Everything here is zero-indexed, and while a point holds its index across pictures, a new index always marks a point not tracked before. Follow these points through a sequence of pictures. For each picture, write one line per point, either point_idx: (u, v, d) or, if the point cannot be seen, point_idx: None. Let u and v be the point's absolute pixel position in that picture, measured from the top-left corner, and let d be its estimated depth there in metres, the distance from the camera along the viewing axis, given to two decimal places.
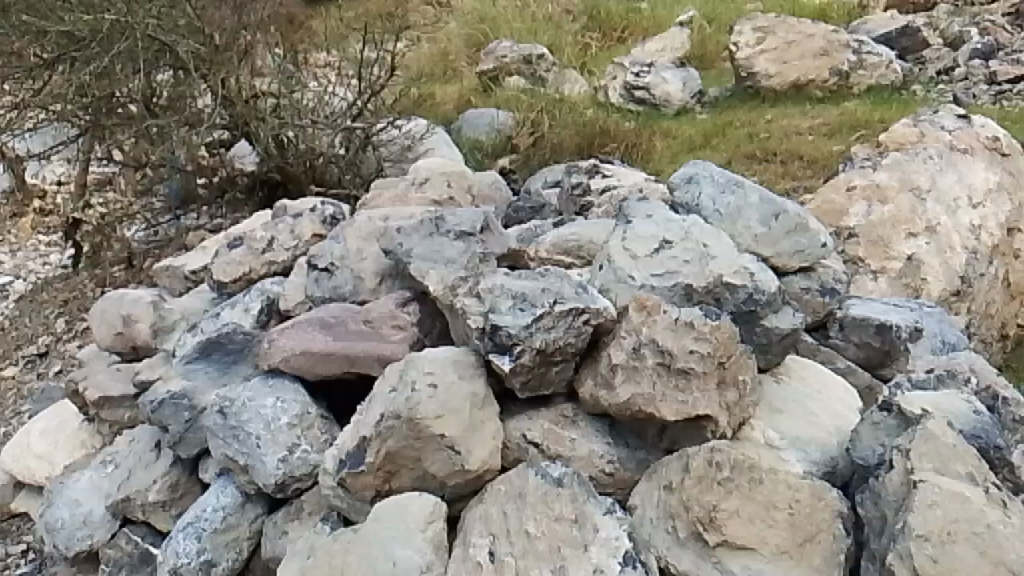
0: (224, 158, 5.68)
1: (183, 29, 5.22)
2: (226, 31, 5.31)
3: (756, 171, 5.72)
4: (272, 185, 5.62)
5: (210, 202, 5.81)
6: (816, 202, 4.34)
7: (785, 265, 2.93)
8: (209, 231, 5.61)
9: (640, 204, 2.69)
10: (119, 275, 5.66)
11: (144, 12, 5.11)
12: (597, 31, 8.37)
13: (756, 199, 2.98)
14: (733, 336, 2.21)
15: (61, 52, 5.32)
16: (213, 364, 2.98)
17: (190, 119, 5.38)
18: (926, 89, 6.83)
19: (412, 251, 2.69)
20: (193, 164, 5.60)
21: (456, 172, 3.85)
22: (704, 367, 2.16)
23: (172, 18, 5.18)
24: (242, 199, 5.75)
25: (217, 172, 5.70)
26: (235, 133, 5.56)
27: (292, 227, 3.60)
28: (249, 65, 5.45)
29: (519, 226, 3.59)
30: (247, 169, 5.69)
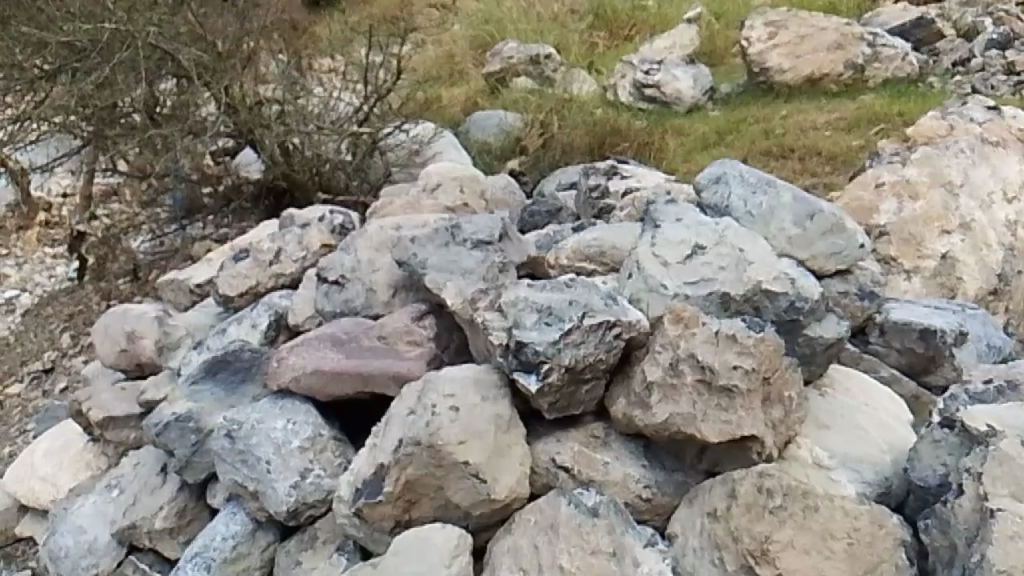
0: (229, 166, 5.60)
1: (185, 36, 5.12)
2: (229, 37, 5.22)
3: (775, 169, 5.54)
4: (278, 193, 5.48)
5: (216, 212, 5.64)
6: (843, 200, 4.17)
7: (821, 267, 2.78)
8: (216, 241, 5.46)
9: (669, 206, 2.53)
10: (125, 288, 5.53)
11: (145, 21, 5.03)
12: (604, 30, 8.20)
13: (789, 199, 2.81)
14: (778, 349, 2.08)
15: (62, 64, 5.21)
16: (220, 384, 2.83)
17: (193, 128, 5.28)
18: (944, 81, 6.63)
19: (427, 262, 2.55)
20: (198, 173, 5.50)
21: (468, 176, 3.70)
22: (748, 384, 2.02)
23: (173, 25, 5.09)
24: (248, 208, 5.60)
25: (222, 181, 5.60)
26: (240, 141, 5.46)
27: (300, 238, 3.47)
28: (254, 72, 5.32)
29: (536, 231, 3.46)
30: (252, 177, 5.56)
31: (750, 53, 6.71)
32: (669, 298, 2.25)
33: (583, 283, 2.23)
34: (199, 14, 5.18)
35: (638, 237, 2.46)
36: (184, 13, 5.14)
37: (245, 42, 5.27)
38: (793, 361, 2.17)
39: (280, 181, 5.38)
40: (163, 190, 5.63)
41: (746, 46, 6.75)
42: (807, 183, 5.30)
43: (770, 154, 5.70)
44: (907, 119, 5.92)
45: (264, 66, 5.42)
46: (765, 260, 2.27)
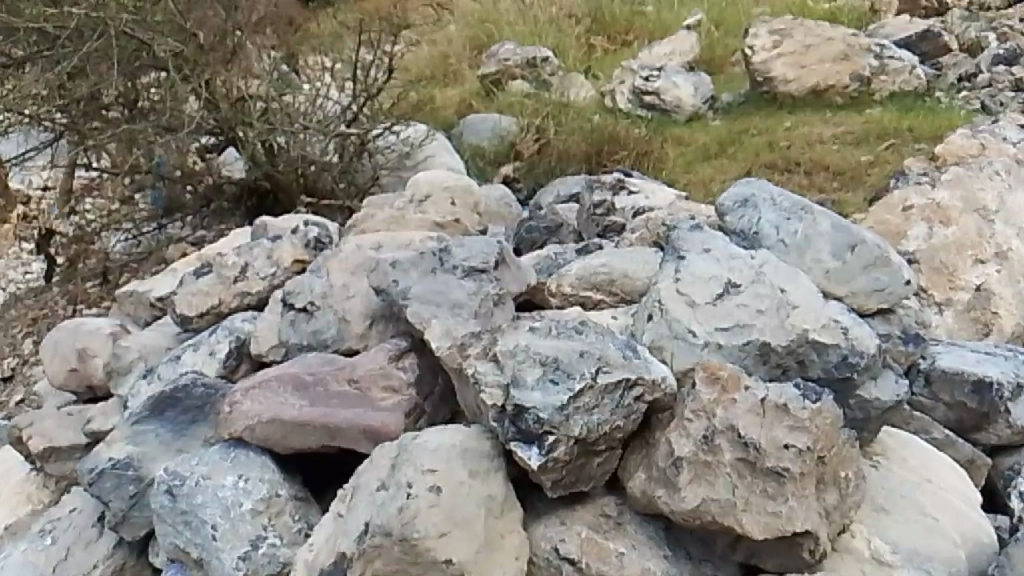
0: (210, 165, 5.10)
1: (163, 26, 4.71)
2: (208, 23, 4.78)
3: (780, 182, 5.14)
4: (261, 194, 5.07)
5: (197, 212, 5.15)
6: (869, 222, 3.82)
7: (863, 306, 2.42)
8: (191, 243, 4.98)
9: (695, 232, 2.21)
10: (91, 291, 5.10)
11: (118, 7, 4.62)
12: (602, 35, 7.86)
13: (827, 227, 2.47)
14: (836, 422, 1.86)
15: (33, 52, 4.84)
16: (166, 425, 2.46)
17: (169, 122, 4.81)
18: (951, 96, 6.29)
19: (410, 291, 2.17)
20: (178, 170, 5.01)
21: (460, 187, 3.47)
22: (801, 466, 1.79)
23: (149, 12, 4.68)
24: (228, 210, 5.14)
25: (204, 180, 5.08)
26: (221, 140, 5.05)
27: (270, 251, 3.09)
28: (240, 65, 4.87)
29: (534, 252, 3.09)
30: (235, 177, 5.12)
31: (754, 62, 6.37)
32: (696, 347, 1.96)
33: (597, 327, 1.95)
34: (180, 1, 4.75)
35: (658, 269, 2.15)
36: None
37: (230, 35, 4.83)
38: (852, 435, 1.94)
39: (265, 179, 4.94)
40: (143, 186, 5.14)
41: (748, 55, 6.41)
42: (815, 199, 4.93)
43: (774, 167, 5.34)
44: (917, 136, 5.59)
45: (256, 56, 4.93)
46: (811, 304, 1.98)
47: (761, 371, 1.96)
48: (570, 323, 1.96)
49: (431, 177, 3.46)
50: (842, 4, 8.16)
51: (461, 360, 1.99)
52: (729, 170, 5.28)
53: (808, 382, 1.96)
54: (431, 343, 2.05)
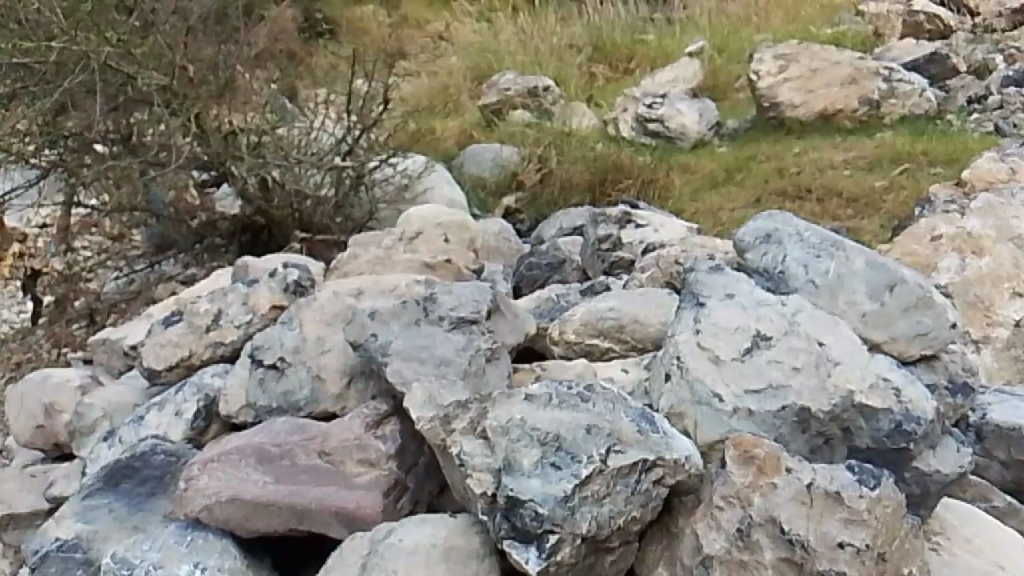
0: (205, 200, 4.80)
1: (150, 59, 4.48)
2: (201, 57, 4.62)
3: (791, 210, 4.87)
4: (256, 229, 4.80)
5: (190, 249, 4.84)
6: (895, 254, 3.55)
7: (902, 352, 2.16)
8: (182, 282, 4.66)
9: (716, 274, 2.07)
10: (77, 335, 4.71)
11: (100, 38, 4.37)
12: (604, 64, 7.65)
13: (862, 265, 2.21)
14: (898, 512, 1.68)
15: (16, 87, 4.55)
16: (122, 498, 2.19)
17: (157, 157, 4.53)
18: (963, 119, 6.03)
19: (390, 346, 1.93)
20: (173, 206, 4.73)
21: (456, 222, 3.33)
22: (858, 567, 1.61)
23: (134, 44, 4.45)
24: (222, 247, 4.81)
25: (196, 216, 4.80)
26: (215, 175, 4.75)
27: (246, 296, 2.83)
28: (236, 99, 4.65)
29: (534, 294, 2.82)
30: (229, 213, 4.81)
31: (759, 88, 6.13)
32: (724, 414, 1.82)
33: (608, 388, 1.77)
34: (170, 35, 4.52)
35: (676, 317, 2.01)
36: (152, 34, 4.50)
37: (222, 69, 4.63)
38: (914, 523, 1.76)
39: (259, 214, 4.73)
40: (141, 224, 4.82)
41: (754, 81, 6.18)
42: (829, 226, 4.65)
43: (786, 195, 5.07)
44: (933, 160, 5.32)
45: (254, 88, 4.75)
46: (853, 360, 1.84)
47: (799, 440, 1.82)
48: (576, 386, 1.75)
49: (424, 213, 3.38)
50: (846, 29, 7.97)
51: (446, 435, 1.76)
52: (737, 199, 5.03)
53: (855, 458, 1.83)
54: (412, 415, 1.80)
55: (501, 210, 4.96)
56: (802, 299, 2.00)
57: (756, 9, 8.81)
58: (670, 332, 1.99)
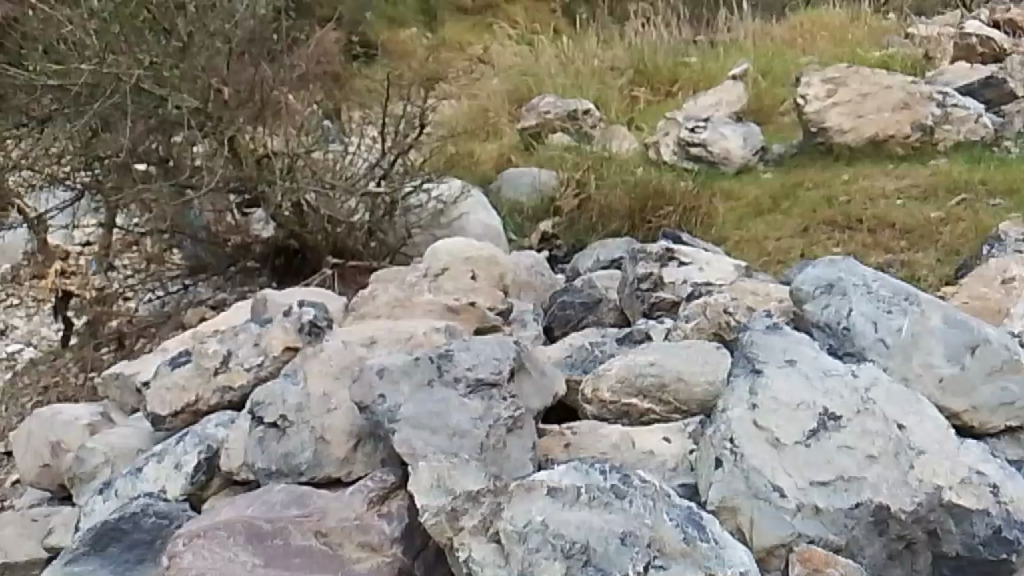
0: (242, 222, 4.55)
1: (183, 79, 4.30)
2: (238, 76, 4.41)
3: (840, 241, 4.59)
4: (291, 252, 4.53)
5: (223, 272, 4.62)
6: (961, 298, 3.26)
7: (985, 424, 1.92)
8: (211, 307, 4.44)
9: (774, 336, 2.01)
10: (104, 358, 4.45)
11: (133, 62, 4.24)
12: (645, 87, 7.43)
13: (939, 321, 1.99)
14: None
15: (55, 108, 4.45)
16: (108, 563, 2.04)
17: (185, 181, 4.36)
18: (1023, 145, 5.68)
19: (398, 412, 1.86)
20: (209, 228, 4.50)
21: (484, 257, 3.14)
22: None
23: (168, 65, 4.27)
24: (255, 270, 4.59)
25: (231, 239, 4.55)
26: (249, 198, 4.49)
27: (257, 337, 2.65)
28: (276, 117, 4.40)
29: (569, 337, 2.59)
30: (264, 236, 4.54)
31: (807, 112, 5.83)
32: (786, 514, 1.70)
33: (647, 480, 1.66)
34: (208, 58, 4.36)
35: (729, 384, 1.94)
36: (187, 56, 4.32)
37: (260, 90, 4.40)
38: None
39: (293, 237, 4.48)
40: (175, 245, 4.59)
41: (800, 105, 5.88)
42: (880, 260, 4.34)
43: (835, 225, 4.77)
44: (993, 189, 4.98)
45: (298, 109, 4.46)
46: (938, 449, 1.77)
47: (877, 543, 1.73)
48: (609, 474, 1.66)
49: (449, 245, 3.17)
50: (896, 52, 7.66)
51: (454, 533, 1.66)
52: (783, 229, 4.75)
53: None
54: (418, 503, 1.70)
55: (537, 235, 4.77)
56: (875, 370, 1.92)
57: (801, 33, 8.53)
58: (720, 406, 1.89)
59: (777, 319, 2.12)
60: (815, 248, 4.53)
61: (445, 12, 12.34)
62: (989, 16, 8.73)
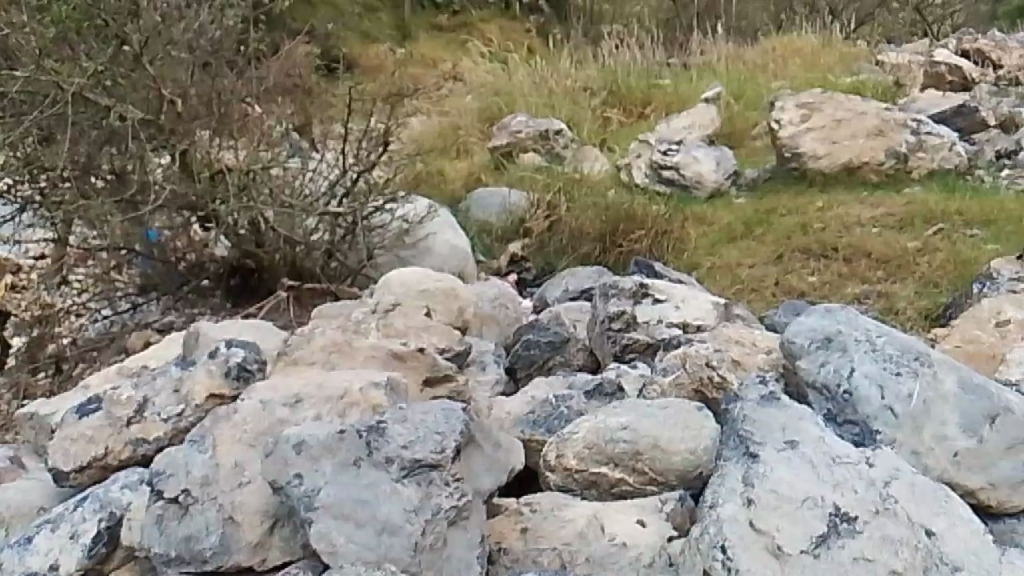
0: (198, 239, 4.05)
1: (135, 88, 3.94)
2: (196, 86, 4.04)
3: (816, 269, 4.35)
4: (247, 271, 4.11)
5: (175, 291, 4.09)
6: (952, 342, 3.02)
7: (1005, 504, 1.73)
8: (158, 330, 3.93)
9: (770, 408, 1.77)
10: (40, 384, 3.90)
11: (77, 68, 3.84)
12: (618, 108, 7.23)
13: (953, 387, 1.80)
14: None
15: None
16: None
17: (134, 197, 3.92)
18: (995, 175, 5.52)
19: (319, 500, 1.62)
20: (163, 246, 4.02)
21: (443, 288, 2.90)
22: None
23: (118, 73, 3.93)
24: (210, 289, 4.11)
25: (184, 258, 4.07)
26: (201, 215, 4.00)
27: (178, 382, 2.35)
28: (234, 126, 4.05)
29: (536, 384, 2.33)
30: (220, 254, 4.06)
31: (780, 137, 5.63)
32: None
33: None
34: (160, 67, 3.99)
35: (718, 470, 1.69)
36: (139, 67, 3.94)
37: (218, 103, 4.05)
38: None
39: (248, 256, 4.05)
40: (124, 265, 4.06)
41: (774, 130, 5.68)
42: (856, 291, 4.12)
43: (809, 252, 4.54)
44: (969, 218, 4.78)
45: (263, 119, 4.14)
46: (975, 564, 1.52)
47: None
48: None
49: (404, 276, 2.94)
50: (867, 78, 7.54)
51: None
52: (756, 257, 4.52)
53: None
54: None
55: (505, 256, 4.52)
56: (890, 458, 1.67)
57: (774, 57, 8.41)
58: (709, 500, 1.62)
59: (771, 385, 1.87)
60: (789, 277, 4.29)
61: (421, 31, 12.16)
62: (957, 45, 8.68)
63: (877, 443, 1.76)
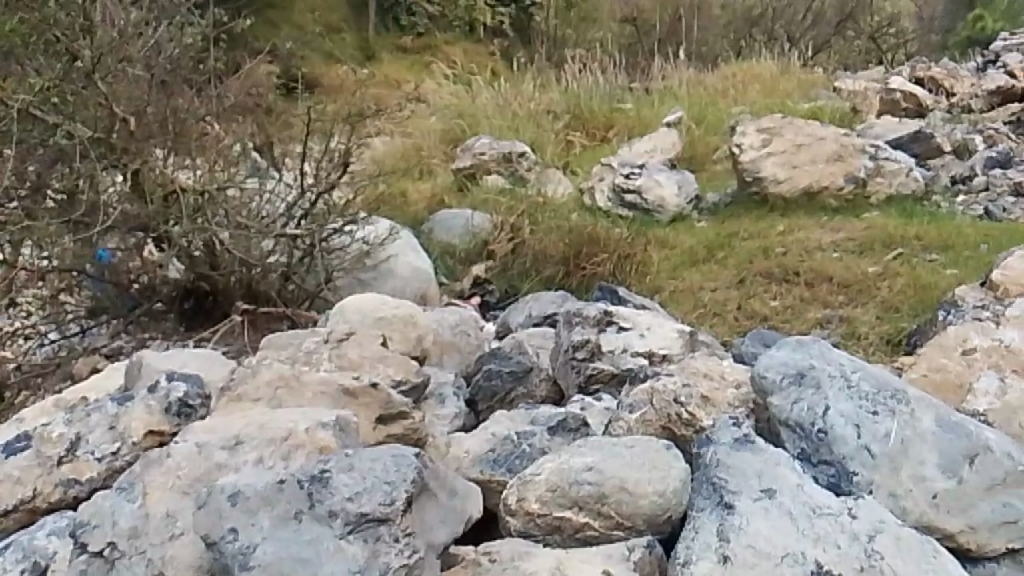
0: (149, 260, 3.83)
1: (85, 106, 3.73)
2: (153, 103, 3.85)
3: (778, 293, 4.32)
4: (200, 294, 3.92)
5: (124, 315, 3.86)
6: (919, 370, 2.95)
7: (985, 548, 1.67)
8: (105, 356, 3.71)
9: (744, 453, 1.69)
10: None
11: (27, 86, 3.71)
12: (581, 132, 7.21)
13: (930, 426, 1.75)
14: None
15: None
16: None
17: (82, 218, 3.67)
18: (951, 200, 5.56)
19: (259, 559, 1.52)
20: (114, 269, 3.79)
21: (402, 316, 2.78)
22: None
23: (68, 90, 3.73)
24: (163, 313, 3.89)
25: (135, 282, 3.85)
26: (153, 236, 3.79)
27: (114, 418, 2.20)
28: (189, 144, 3.88)
29: (500, 417, 2.23)
30: (173, 277, 3.86)
31: (742, 161, 5.63)
32: None
33: None
34: (112, 83, 3.82)
35: (690, 521, 1.61)
36: (90, 83, 3.74)
37: (173, 121, 3.88)
38: None
39: (202, 279, 3.85)
40: (71, 287, 3.80)
41: (736, 154, 5.68)
42: (818, 315, 4.09)
43: (770, 276, 4.51)
44: (927, 243, 4.78)
45: (220, 137, 4.00)
46: None
47: None
48: None
49: (360, 302, 2.84)
50: (824, 104, 7.62)
51: None
52: (719, 280, 4.48)
53: None
54: None
55: (469, 278, 4.37)
56: (875, 510, 1.59)
57: (734, 83, 8.49)
58: (681, 557, 1.55)
59: (746, 427, 1.78)
60: (752, 300, 4.25)
61: (385, 52, 12.09)
62: (911, 73, 8.84)
63: (854, 485, 1.69)
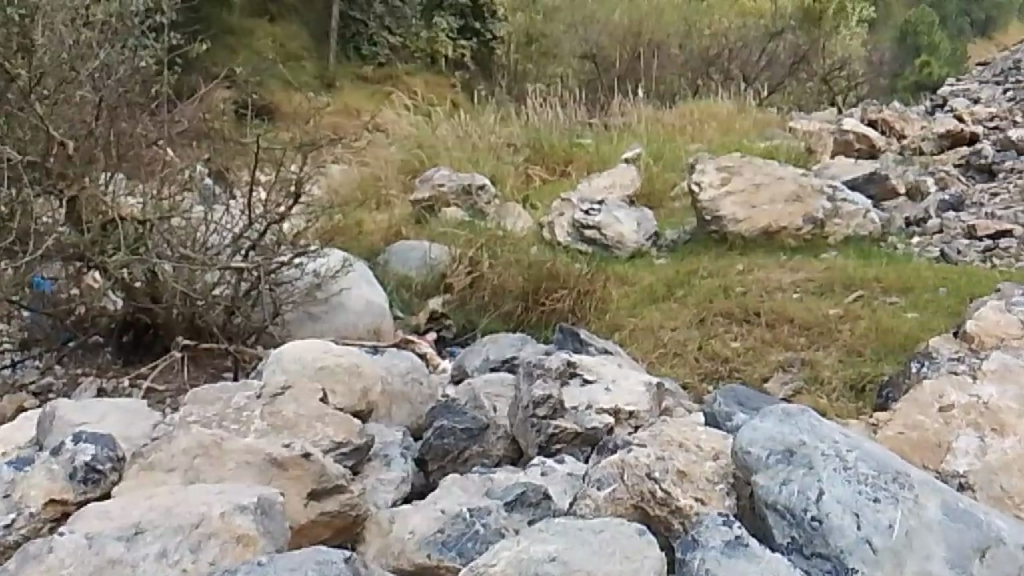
0: (84, 291, 3.48)
1: (20, 129, 3.44)
2: (98, 130, 3.52)
3: (739, 335, 4.15)
4: (140, 327, 3.61)
5: (61, 346, 3.51)
6: (892, 428, 2.74)
7: None
8: (32, 394, 3.39)
9: (738, 561, 1.53)
10: None
11: None
12: (540, 165, 7.05)
13: (933, 515, 1.61)
14: None
15: None
16: None
17: (13, 245, 3.41)
18: (907, 242, 5.49)
19: None
20: (54, 299, 3.47)
21: (346, 365, 2.57)
22: None
23: (4, 111, 3.43)
24: (100, 343, 3.59)
25: (73, 311, 3.49)
26: (92, 265, 3.45)
27: (11, 483, 1.93)
28: (141, 169, 3.63)
29: (454, 484, 2.02)
30: (113, 310, 3.53)
31: (700, 200, 5.52)
32: None
33: None
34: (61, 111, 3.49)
35: None
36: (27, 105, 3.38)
37: (123, 146, 3.60)
38: None
39: (142, 310, 3.54)
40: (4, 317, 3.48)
41: (695, 192, 5.57)
42: (779, 358, 3.94)
43: (732, 317, 4.35)
44: (887, 286, 4.66)
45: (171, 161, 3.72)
46: None
47: None
48: None
49: (297, 350, 2.59)
50: (780, 144, 7.60)
51: None
52: (680, 319, 4.31)
53: None
54: None
55: (425, 312, 4.16)
56: None
57: (692, 121, 8.45)
58: None
59: (738, 528, 1.62)
60: (713, 341, 4.07)
61: (346, 81, 11.88)
62: (864, 116, 8.91)
63: None
